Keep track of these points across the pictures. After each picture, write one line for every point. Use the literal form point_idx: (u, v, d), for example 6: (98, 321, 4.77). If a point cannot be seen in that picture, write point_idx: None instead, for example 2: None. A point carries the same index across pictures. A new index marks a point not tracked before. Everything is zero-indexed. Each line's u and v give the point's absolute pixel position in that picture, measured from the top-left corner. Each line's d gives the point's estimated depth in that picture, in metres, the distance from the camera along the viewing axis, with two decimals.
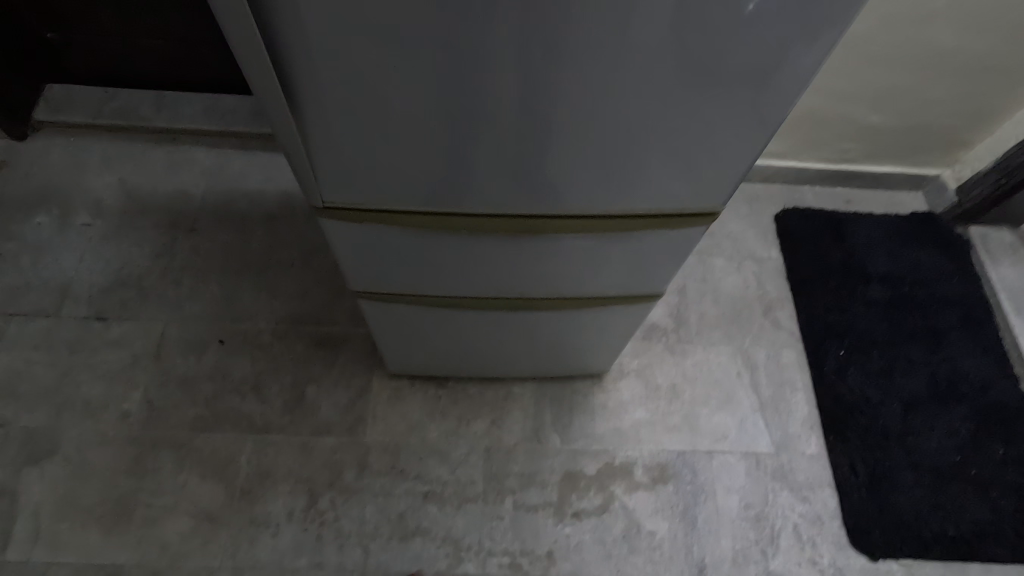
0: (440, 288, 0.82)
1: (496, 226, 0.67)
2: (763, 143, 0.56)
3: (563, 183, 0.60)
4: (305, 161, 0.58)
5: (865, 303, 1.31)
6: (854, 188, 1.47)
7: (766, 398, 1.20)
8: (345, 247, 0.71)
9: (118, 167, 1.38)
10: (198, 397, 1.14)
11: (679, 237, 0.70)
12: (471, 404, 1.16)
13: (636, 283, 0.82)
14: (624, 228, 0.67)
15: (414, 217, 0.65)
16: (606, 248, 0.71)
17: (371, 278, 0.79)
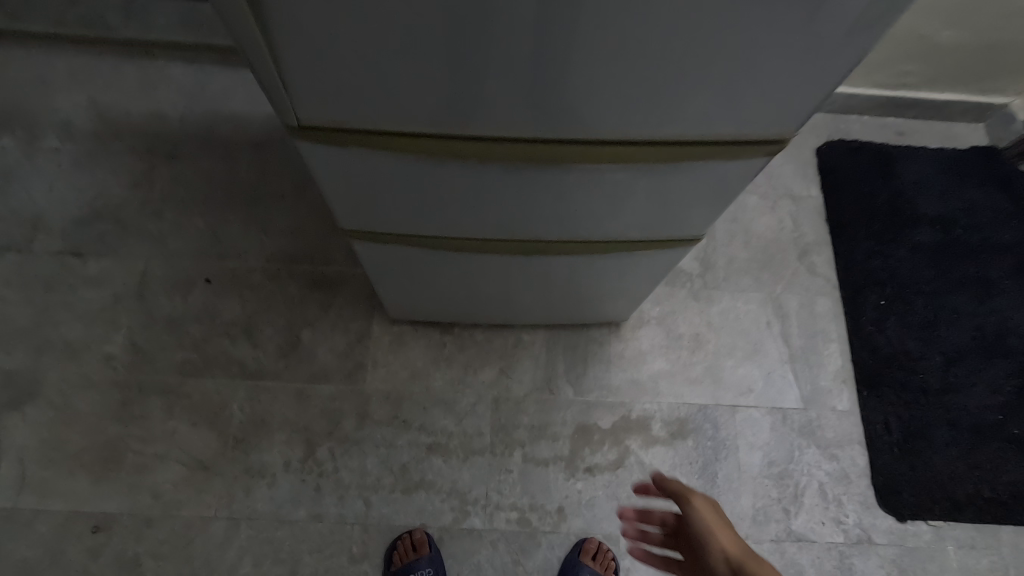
0: (445, 227, 0.70)
1: (512, 153, 0.54)
2: (849, 60, 0.43)
3: (590, 106, 0.47)
4: (271, 70, 0.45)
5: (911, 248, 1.19)
6: (907, 119, 1.31)
7: (797, 351, 1.11)
8: (328, 174, 0.59)
9: (85, 85, 1.24)
10: (185, 340, 1.06)
11: (732, 172, 0.58)
12: (477, 352, 1.08)
13: (673, 224, 0.71)
14: (669, 159, 0.55)
15: (415, 142, 0.53)
16: (642, 182, 0.60)
17: (363, 214, 0.68)
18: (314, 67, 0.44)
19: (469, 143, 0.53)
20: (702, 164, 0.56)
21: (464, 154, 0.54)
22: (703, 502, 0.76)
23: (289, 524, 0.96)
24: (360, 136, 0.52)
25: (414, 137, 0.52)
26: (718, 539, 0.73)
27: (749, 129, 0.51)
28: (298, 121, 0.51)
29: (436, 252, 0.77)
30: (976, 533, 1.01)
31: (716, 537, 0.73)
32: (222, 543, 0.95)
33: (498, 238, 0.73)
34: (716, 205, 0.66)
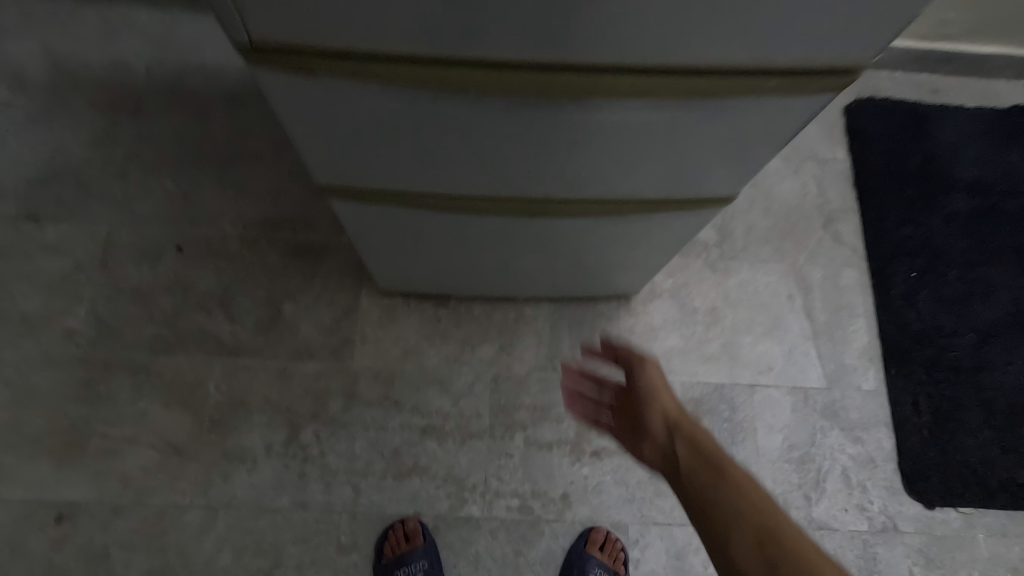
0: (440, 183, 0.61)
1: (526, 87, 0.45)
2: None
3: (628, 23, 0.38)
4: None
5: (945, 215, 1.10)
6: (944, 75, 1.20)
7: (821, 326, 1.03)
8: (295, 114, 0.50)
9: (36, 31, 1.11)
10: (155, 314, 0.97)
11: (784, 113, 0.49)
12: (475, 327, 0.99)
13: (703, 180, 0.62)
14: (713, 96, 0.46)
15: (407, 70, 0.43)
16: (676, 126, 0.50)
17: (342, 167, 0.58)
18: None
19: (475, 73, 0.43)
20: (751, 102, 0.47)
21: (467, 88, 0.45)
22: (654, 368, 0.72)
23: (271, 513, 0.89)
24: (337, 63, 0.42)
25: (397, 65, 0.42)
26: (662, 401, 0.70)
27: (818, 57, 0.42)
28: (253, 43, 0.41)
29: (428, 214, 0.68)
30: (1007, 521, 0.95)
31: (660, 398, 0.70)
32: (199, 533, 0.88)
33: (502, 198, 0.64)
34: (756, 155, 0.57)
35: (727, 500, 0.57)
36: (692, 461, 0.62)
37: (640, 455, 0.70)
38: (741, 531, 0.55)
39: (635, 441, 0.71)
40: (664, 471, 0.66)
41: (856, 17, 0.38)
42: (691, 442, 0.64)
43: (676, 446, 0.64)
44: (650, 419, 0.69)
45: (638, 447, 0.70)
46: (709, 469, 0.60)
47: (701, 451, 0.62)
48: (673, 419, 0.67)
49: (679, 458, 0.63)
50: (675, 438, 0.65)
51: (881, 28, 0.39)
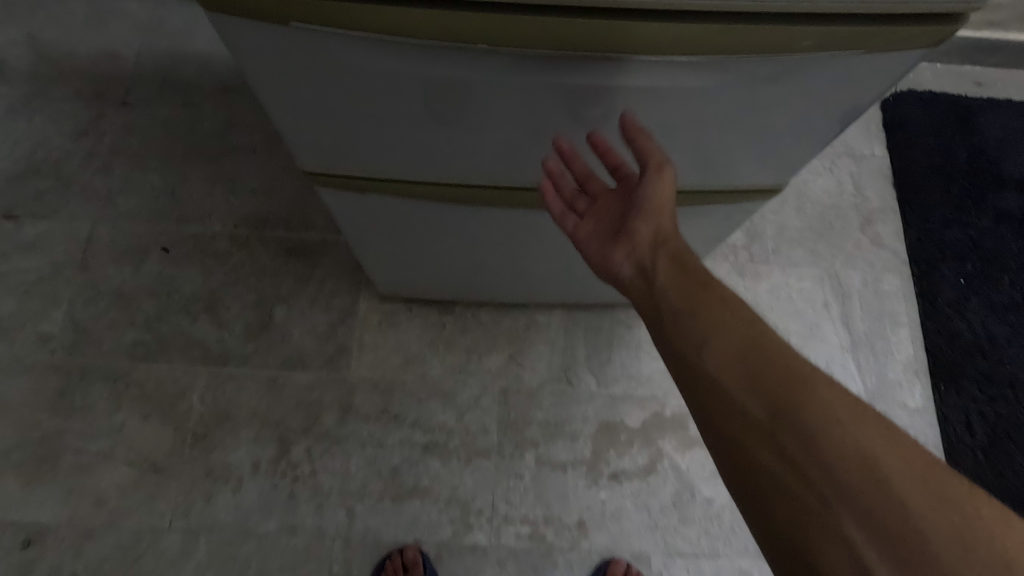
0: (444, 171, 0.53)
1: (547, 42, 0.37)
2: None
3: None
4: None
5: (994, 216, 1.01)
6: (989, 67, 1.10)
7: (861, 336, 0.94)
8: (271, 79, 0.43)
9: (20, 17, 1.04)
10: (137, 318, 0.90)
11: (847, 74, 0.42)
12: (483, 335, 0.91)
13: (742, 165, 0.54)
14: (771, 49, 0.38)
15: (397, 16, 0.35)
16: (720, 91, 0.43)
17: (330, 149, 0.51)
18: None
19: (487, 21, 0.35)
20: (813, 58, 0.40)
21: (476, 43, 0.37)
22: (670, 182, 0.47)
23: (256, 537, 0.81)
24: (320, 5, 0.35)
25: (384, 9, 0.35)
26: (662, 214, 0.48)
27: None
28: None
29: (431, 207, 0.60)
30: None
31: (661, 215, 0.49)
32: (178, 559, 0.80)
33: (514, 189, 0.56)
34: (806, 130, 0.49)
35: (716, 337, 0.45)
36: (677, 291, 0.48)
37: (608, 261, 0.53)
38: (729, 368, 0.44)
39: (606, 245, 0.52)
40: (637, 286, 0.51)
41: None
42: (679, 264, 0.49)
43: (654, 269, 0.50)
44: (637, 225, 0.50)
45: (607, 252, 0.52)
46: (697, 293, 0.47)
47: (691, 273, 0.48)
48: (665, 236, 0.49)
49: (660, 283, 0.49)
50: (657, 255, 0.50)
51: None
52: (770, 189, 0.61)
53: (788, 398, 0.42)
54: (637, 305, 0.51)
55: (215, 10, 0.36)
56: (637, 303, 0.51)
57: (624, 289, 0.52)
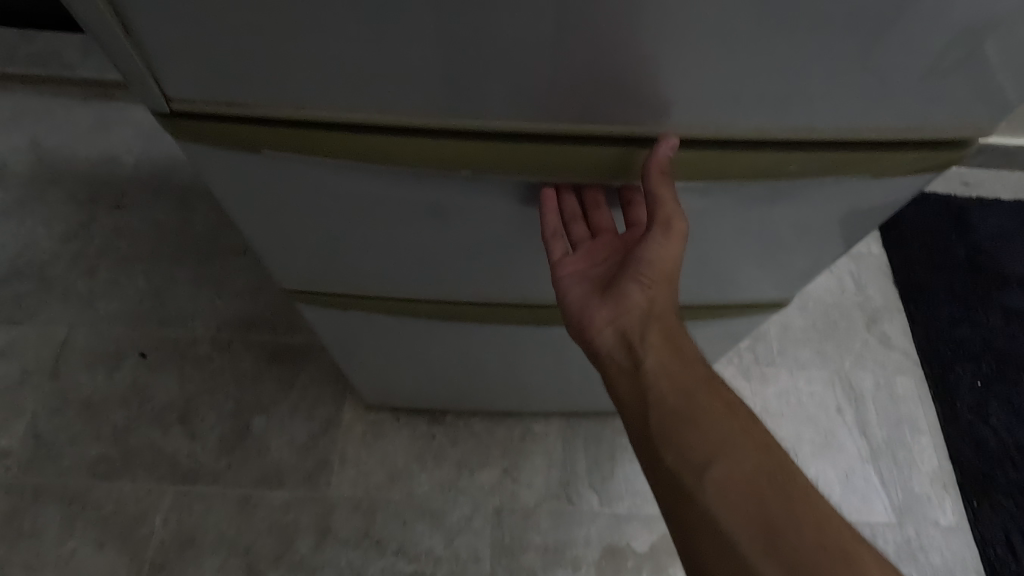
0: (432, 286, 0.51)
1: (539, 168, 0.36)
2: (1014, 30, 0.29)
3: (689, 76, 0.30)
4: (117, 31, 0.29)
5: (1003, 314, 0.98)
6: (974, 167, 1.12)
7: (879, 444, 0.87)
8: (248, 204, 0.41)
9: (24, 126, 1.06)
10: (103, 430, 0.84)
11: (846, 193, 0.41)
12: (475, 447, 0.85)
13: (742, 281, 0.53)
14: (764, 175, 0.38)
15: (376, 148, 0.34)
16: (720, 212, 0.42)
17: (311, 266, 0.49)
18: (184, 22, 0.28)
19: (475, 147, 0.35)
20: (812, 181, 0.39)
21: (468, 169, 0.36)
22: (676, 245, 0.38)
23: None
24: (304, 133, 0.34)
25: (363, 139, 0.34)
26: (661, 279, 0.41)
27: (917, 121, 0.34)
28: (182, 115, 0.34)
29: (420, 320, 0.57)
30: None
31: (662, 282, 0.41)
32: None
33: (507, 303, 0.54)
34: (807, 249, 0.48)
35: (721, 459, 0.40)
36: (675, 392, 0.42)
37: (587, 320, 0.44)
38: (738, 512, 0.39)
39: (590, 299, 0.44)
40: (622, 362, 0.44)
41: (968, 70, 0.31)
42: (678, 355, 0.43)
43: (647, 350, 0.43)
44: (631, 286, 0.42)
45: (590, 306, 0.44)
46: (698, 395, 0.42)
47: (690, 368, 0.43)
48: (662, 315, 0.43)
49: (653, 375, 0.43)
50: (651, 329, 0.43)
51: (996, 82, 0.32)
52: (773, 302, 0.58)
53: (809, 564, 0.37)
54: (619, 387, 0.44)
55: (190, 138, 0.35)
56: (618, 384, 0.44)
57: (602, 360, 0.45)
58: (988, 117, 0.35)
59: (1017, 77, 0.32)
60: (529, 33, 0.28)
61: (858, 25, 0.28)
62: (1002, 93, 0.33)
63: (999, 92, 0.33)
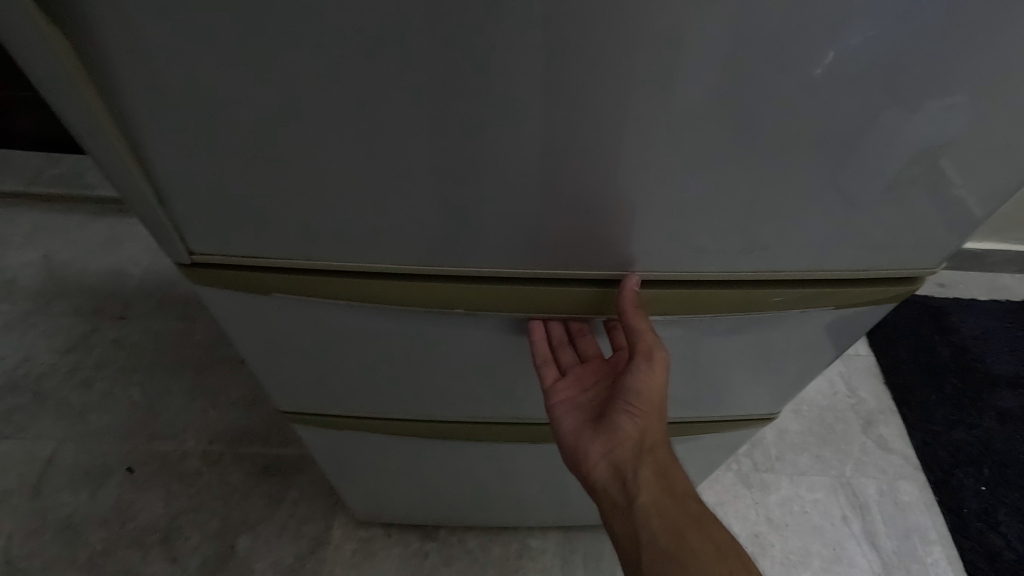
0: (428, 406, 0.52)
1: (529, 306, 0.40)
2: (931, 185, 0.34)
3: (665, 224, 0.34)
4: (153, 202, 0.33)
5: (996, 416, 0.99)
6: (947, 270, 1.17)
7: (891, 558, 0.84)
8: (255, 333, 0.43)
9: (38, 243, 1.11)
10: (79, 554, 0.80)
11: (814, 316, 0.45)
12: (469, 566, 0.81)
13: (732, 395, 0.55)
14: (735, 306, 0.41)
15: (378, 289, 0.38)
16: (700, 335, 0.45)
17: (310, 387, 0.50)
18: (215, 192, 0.32)
19: (467, 287, 0.38)
20: (780, 310, 0.43)
21: (464, 307, 0.39)
22: (661, 369, 0.41)
23: None
24: (312, 278, 0.37)
25: (366, 281, 0.37)
26: (649, 409, 0.42)
27: (872, 251, 0.38)
28: (201, 264, 0.37)
29: (415, 437, 0.58)
30: None
31: (650, 413, 0.43)
32: None
33: (501, 421, 0.55)
34: (789, 364, 0.51)
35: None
36: (668, 532, 0.42)
37: (581, 450, 0.46)
38: None
39: (583, 430, 0.45)
40: (616, 497, 0.44)
41: (914, 204, 0.35)
42: (671, 492, 0.43)
43: (639, 485, 0.43)
44: (620, 417, 0.43)
45: (584, 437, 0.45)
46: (691, 537, 0.42)
47: (683, 506, 0.43)
48: (654, 448, 0.43)
49: (644, 511, 0.43)
50: (642, 464, 0.43)
51: (927, 224, 0.37)
52: (765, 415, 0.60)
53: None
54: (613, 524, 0.44)
55: (209, 285, 0.39)
56: (613, 520, 0.45)
57: (597, 493, 0.46)
58: (929, 251, 0.39)
59: (963, 201, 0.35)
60: (516, 185, 0.32)
61: (813, 169, 0.32)
62: (936, 232, 0.38)
63: (933, 231, 0.37)
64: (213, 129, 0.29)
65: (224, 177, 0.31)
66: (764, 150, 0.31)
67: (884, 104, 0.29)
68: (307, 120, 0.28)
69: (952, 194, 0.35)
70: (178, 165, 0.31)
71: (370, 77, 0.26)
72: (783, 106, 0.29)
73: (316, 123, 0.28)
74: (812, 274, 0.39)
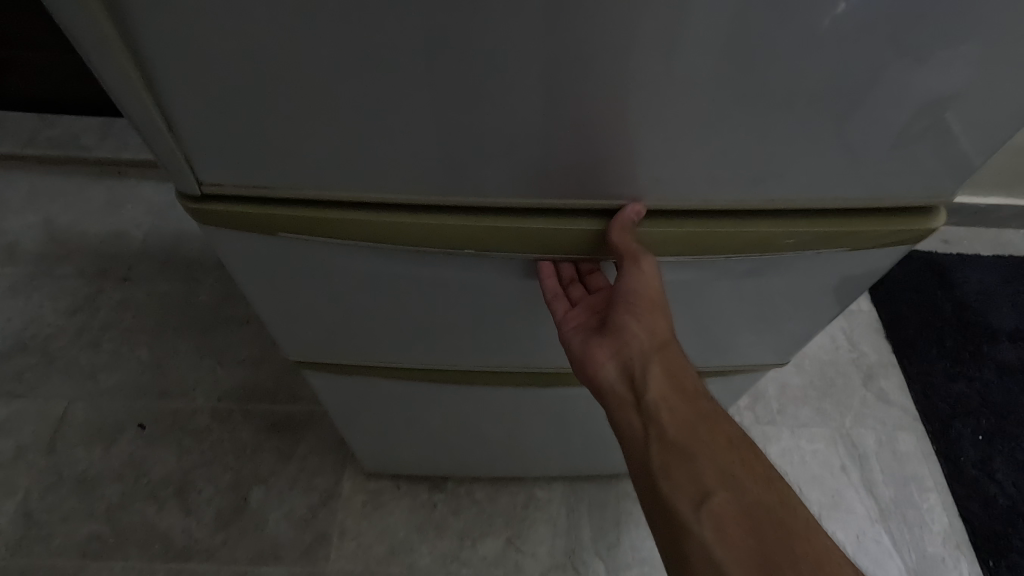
0: (438, 354, 0.53)
1: (535, 248, 0.40)
2: (942, 131, 0.33)
3: (672, 167, 0.35)
4: (167, 141, 0.33)
5: (995, 368, 1.00)
6: (951, 226, 1.17)
7: (888, 504, 0.86)
8: (266, 278, 0.44)
9: (38, 206, 1.10)
10: (97, 507, 0.82)
11: (824, 261, 0.44)
12: (477, 516, 0.83)
13: (739, 347, 0.55)
14: (742, 250, 0.41)
15: (384, 230, 0.38)
16: (703, 283, 0.45)
17: (320, 335, 0.50)
18: (226, 128, 0.32)
19: (474, 226, 0.38)
20: (789, 253, 0.42)
21: (469, 248, 0.39)
22: (653, 268, 0.40)
23: None
24: (318, 219, 0.37)
25: (373, 221, 0.37)
26: (656, 309, 0.42)
27: (881, 191, 0.38)
28: (211, 201, 0.37)
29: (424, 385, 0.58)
30: None
31: (656, 313, 0.42)
32: None
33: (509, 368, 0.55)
34: (797, 316, 0.51)
35: (721, 493, 0.41)
36: (675, 424, 0.43)
37: (587, 354, 0.46)
38: (732, 537, 0.40)
39: (589, 340, 0.45)
40: (623, 395, 0.45)
41: (924, 150, 0.35)
42: (679, 387, 0.43)
43: (647, 383, 0.44)
44: (626, 319, 0.43)
45: (590, 342, 0.45)
46: (698, 427, 0.43)
47: (691, 400, 0.44)
48: (657, 350, 0.43)
49: (653, 406, 0.43)
50: (650, 361, 0.43)
51: (935, 171, 0.37)
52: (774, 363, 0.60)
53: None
54: (621, 420, 0.45)
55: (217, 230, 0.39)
56: (620, 416, 0.45)
57: (604, 394, 0.46)
58: (937, 194, 0.39)
59: (975, 147, 0.35)
60: (522, 126, 0.32)
61: (820, 116, 0.32)
62: (946, 177, 0.37)
63: (943, 176, 0.37)
64: (221, 63, 0.28)
65: (235, 116, 0.31)
66: (769, 103, 0.31)
67: (891, 57, 0.29)
68: (317, 50, 0.28)
69: (963, 140, 0.34)
70: (188, 99, 0.31)
71: (375, 9, 0.26)
72: (792, 53, 0.28)
73: (325, 54, 0.28)
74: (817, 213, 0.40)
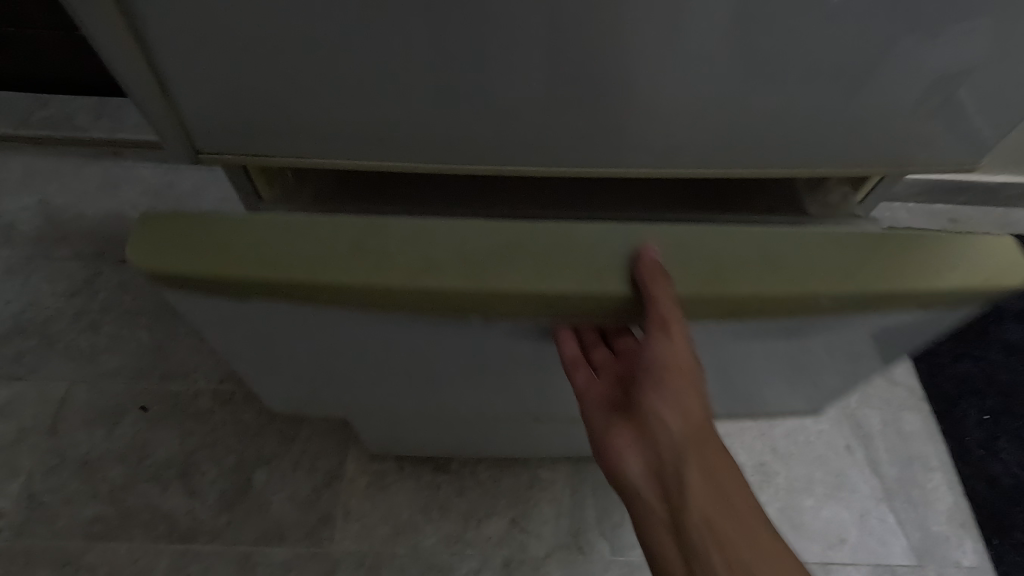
0: (438, 388, 0.48)
1: (535, 305, 0.31)
2: (901, 61, 0.39)
3: (664, 92, 0.40)
4: None
5: (1002, 348, 0.99)
6: (960, 205, 1.15)
7: (893, 483, 0.86)
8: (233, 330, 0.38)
9: (33, 187, 1.08)
10: (100, 488, 0.82)
11: (890, 320, 0.36)
12: (481, 497, 0.83)
13: (769, 387, 0.51)
14: (789, 312, 0.32)
15: (334, 287, 0.30)
16: (736, 346, 0.39)
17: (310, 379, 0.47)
18: None
19: (447, 281, 0.30)
20: (852, 313, 0.33)
21: (452, 287, 0.30)
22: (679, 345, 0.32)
23: None
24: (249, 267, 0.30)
25: (320, 277, 0.30)
26: (687, 395, 0.34)
27: (850, 118, 0.43)
28: None
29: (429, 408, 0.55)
30: None
31: (688, 398, 0.34)
32: None
33: (512, 398, 0.52)
34: (835, 366, 0.46)
35: None
36: (716, 543, 0.34)
37: (605, 441, 0.39)
38: None
39: (606, 422, 0.38)
40: (651, 498, 0.37)
41: (885, 78, 0.40)
42: (722, 497, 0.34)
43: (681, 491, 0.35)
44: (651, 407, 0.35)
45: (608, 428, 0.38)
46: (745, 549, 0.34)
47: (735, 512, 0.34)
48: (693, 443, 0.34)
49: (687, 518, 0.34)
50: (682, 463, 0.34)
51: (895, 101, 0.42)
52: (801, 403, 0.57)
53: None
54: (651, 529, 0.37)
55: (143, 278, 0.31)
56: (648, 524, 0.37)
57: (628, 491, 0.38)
58: (900, 124, 0.44)
59: (927, 78, 0.40)
60: (532, 43, 0.36)
61: (792, 44, 0.37)
62: (905, 109, 0.43)
63: (902, 108, 0.43)
64: None
65: None
66: (750, 28, 0.36)
67: None
68: None
69: (919, 70, 0.39)
70: None
71: None
72: None
73: None
74: (898, 236, 0.31)
